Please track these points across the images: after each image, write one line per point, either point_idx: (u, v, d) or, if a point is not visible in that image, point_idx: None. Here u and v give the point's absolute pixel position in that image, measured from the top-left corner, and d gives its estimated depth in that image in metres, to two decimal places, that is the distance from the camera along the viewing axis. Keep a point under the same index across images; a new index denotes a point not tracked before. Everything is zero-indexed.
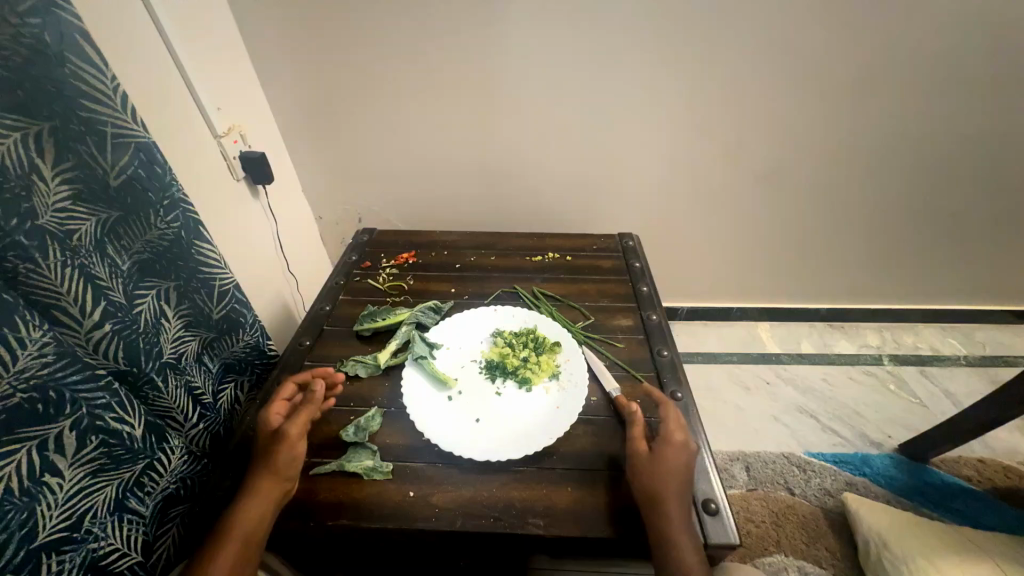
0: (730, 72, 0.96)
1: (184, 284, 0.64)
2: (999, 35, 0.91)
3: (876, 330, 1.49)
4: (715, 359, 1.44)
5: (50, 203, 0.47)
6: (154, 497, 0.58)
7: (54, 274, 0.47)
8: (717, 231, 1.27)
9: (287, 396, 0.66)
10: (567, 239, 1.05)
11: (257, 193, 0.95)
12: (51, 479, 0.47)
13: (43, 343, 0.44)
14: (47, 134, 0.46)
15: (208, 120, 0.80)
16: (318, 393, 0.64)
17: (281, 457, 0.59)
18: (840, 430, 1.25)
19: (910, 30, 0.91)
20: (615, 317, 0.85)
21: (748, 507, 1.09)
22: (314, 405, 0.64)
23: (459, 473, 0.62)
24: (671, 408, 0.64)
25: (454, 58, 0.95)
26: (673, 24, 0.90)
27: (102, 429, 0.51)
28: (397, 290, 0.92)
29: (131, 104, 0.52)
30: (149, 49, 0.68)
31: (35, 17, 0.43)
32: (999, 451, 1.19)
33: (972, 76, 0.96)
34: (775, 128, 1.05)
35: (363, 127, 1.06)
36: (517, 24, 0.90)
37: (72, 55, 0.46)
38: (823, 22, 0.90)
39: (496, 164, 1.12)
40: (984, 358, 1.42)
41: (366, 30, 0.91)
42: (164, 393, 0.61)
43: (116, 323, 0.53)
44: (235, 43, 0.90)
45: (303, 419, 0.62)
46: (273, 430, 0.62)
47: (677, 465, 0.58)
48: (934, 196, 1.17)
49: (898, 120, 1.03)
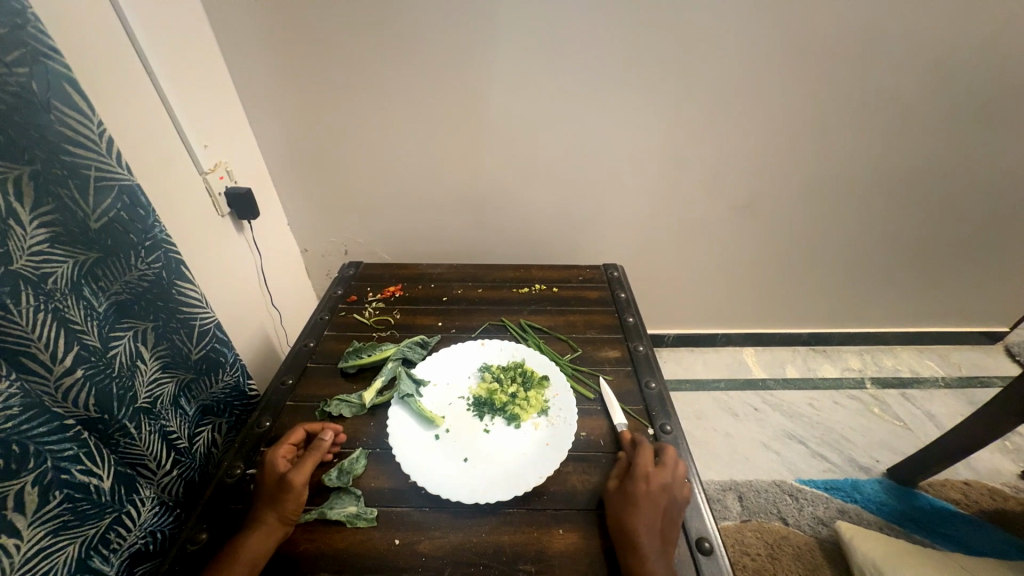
0: (701, 111, 1.02)
1: (163, 325, 0.62)
2: (943, 79, 0.99)
3: (856, 353, 1.53)
4: (703, 386, 1.45)
5: (26, 246, 0.46)
6: (121, 554, 0.55)
7: (25, 320, 0.45)
8: (698, 259, 1.30)
9: (295, 441, 0.64)
10: (552, 270, 1.06)
11: (242, 228, 0.95)
12: (8, 542, 0.44)
13: (9, 394, 0.42)
14: (27, 178, 0.46)
15: (194, 158, 0.80)
16: (328, 441, 0.64)
17: (289, 505, 0.57)
18: (829, 456, 1.25)
19: (863, 74, 0.98)
20: (603, 349, 0.85)
21: (743, 540, 1.07)
22: (321, 454, 0.63)
23: (447, 518, 0.60)
24: (643, 445, 0.65)
25: (440, 97, 0.99)
26: (647, 67, 0.96)
27: (68, 482, 0.48)
28: (383, 324, 0.91)
29: (116, 148, 0.52)
30: (138, 90, 0.69)
31: (23, 67, 0.43)
32: (983, 472, 1.21)
33: (922, 116, 1.04)
34: (746, 162, 1.10)
35: (351, 163, 1.08)
36: (500, 67, 0.95)
37: (57, 102, 0.46)
38: (785, 66, 0.96)
39: (482, 197, 1.14)
40: (960, 380, 1.46)
41: (354, 70, 0.95)
42: (137, 440, 0.58)
43: (89, 369, 0.52)
44: (224, 83, 0.93)
45: (311, 467, 0.60)
46: (278, 475, 0.60)
47: (651, 499, 0.58)
48: (900, 225, 1.24)
49: (860, 155, 1.10)
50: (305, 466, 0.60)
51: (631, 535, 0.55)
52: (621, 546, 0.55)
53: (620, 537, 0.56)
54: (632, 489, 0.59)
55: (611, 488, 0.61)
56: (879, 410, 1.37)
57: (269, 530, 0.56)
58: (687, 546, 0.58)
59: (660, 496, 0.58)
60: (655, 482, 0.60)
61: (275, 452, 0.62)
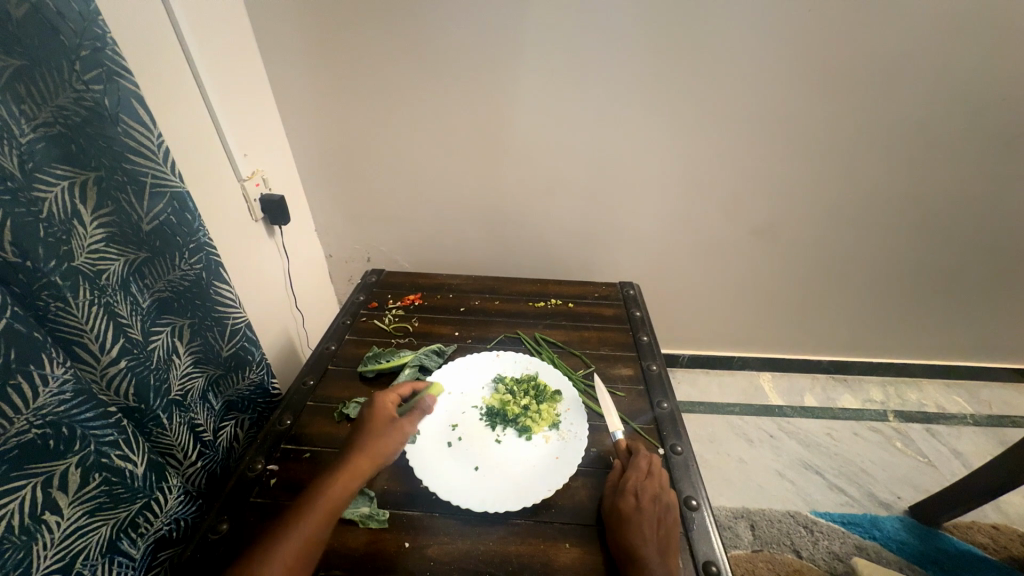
0: (721, 134, 1.03)
1: (198, 322, 0.66)
2: (971, 109, 0.98)
3: (879, 384, 1.49)
4: (717, 410, 1.42)
5: (86, 244, 0.50)
6: (147, 539, 0.58)
7: (80, 312, 0.49)
8: (715, 281, 1.29)
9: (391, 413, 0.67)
10: (568, 286, 1.07)
11: (273, 233, 0.99)
12: (50, 517, 0.47)
13: (63, 379, 0.45)
14: (91, 183, 0.51)
15: (234, 166, 0.86)
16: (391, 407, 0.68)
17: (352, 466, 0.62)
18: (848, 489, 1.21)
19: (887, 103, 0.98)
20: (615, 366, 0.86)
21: (754, 570, 1.04)
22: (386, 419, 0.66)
23: (457, 524, 0.61)
24: (642, 457, 0.66)
25: (467, 115, 1.03)
26: (668, 90, 0.98)
27: (106, 466, 0.51)
28: (402, 331, 0.94)
29: (172, 158, 0.56)
30: (190, 102, 0.74)
31: (98, 84, 0.47)
32: (1014, 517, 1.15)
33: (949, 147, 1.03)
34: (766, 185, 1.10)
35: (380, 174, 1.13)
36: (527, 88, 0.99)
37: (125, 116, 0.50)
38: (807, 93, 0.98)
39: (502, 212, 1.17)
40: (992, 418, 1.40)
41: (387, 87, 1.00)
42: (167, 429, 0.61)
43: (131, 360, 0.55)
44: (265, 96, 0.99)
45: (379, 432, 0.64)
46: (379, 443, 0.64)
47: (648, 509, 0.59)
48: (928, 254, 1.21)
49: (884, 182, 1.09)
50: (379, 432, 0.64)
51: (634, 548, 0.56)
52: (622, 560, 0.56)
53: (621, 549, 0.56)
54: (627, 501, 0.60)
55: (612, 501, 0.61)
56: (901, 445, 1.32)
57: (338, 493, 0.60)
58: (694, 570, 0.58)
59: (655, 502, 0.60)
60: (651, 490, 0.61)
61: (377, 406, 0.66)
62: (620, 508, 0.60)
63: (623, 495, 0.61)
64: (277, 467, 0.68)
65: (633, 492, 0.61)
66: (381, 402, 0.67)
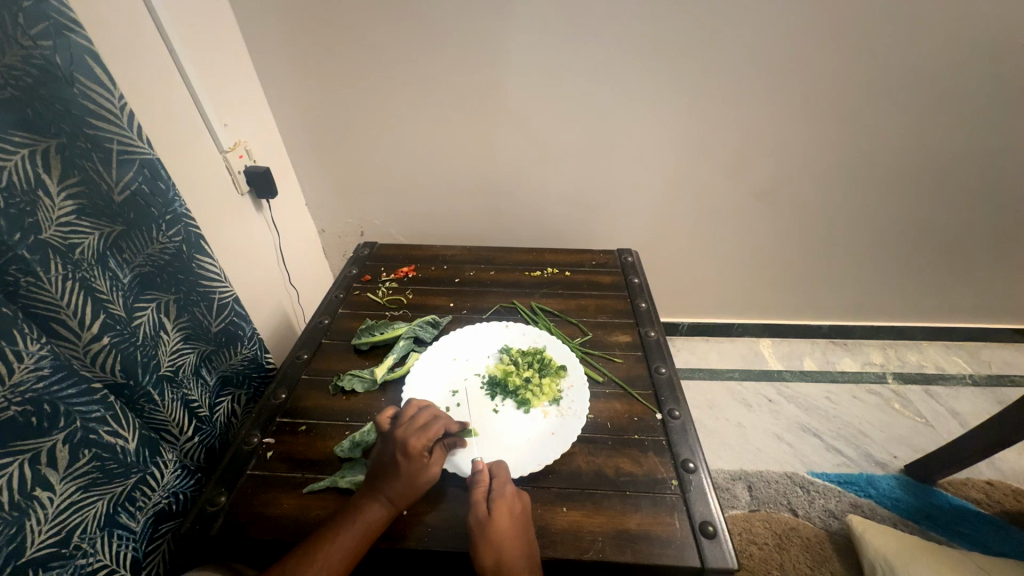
0: (725, 92, 0.98)
1: (184, 298, 0.64)
2: (994, 57, 0.92)
3: (879, 347, 1.49)
4: (716, 375, 1.43)
5: (54, 217, 0.48)
6: (146, 513, 0.59)
7: (54, 287, 0.47)
8: (716, 246, 1.27)
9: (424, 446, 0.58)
10: (565, 254, 1.05)
11: (261, 207, 0.96)
12: (42, 494, 0.47)
13: (40, 356, 0.45)
14: (55, 151, 0.48)
15: (214, 136, 0.81)
16: (418, 436, 0.58)
17: (373, 495, 0.56)
18: (844, 450, 1.22)
19: (903, 53, 0.92)
20: (613, 334, 0.85)
21: (750, 529, 1.07)
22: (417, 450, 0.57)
23: (454, 494, 0.61)
24: (502, 465, 0.62)
25: (456, 77, 0.97)
26: (670, 45, 0.92)
27: (95, 442, 0.51)
28: (396, 304, 0.93)
29: (137, 122, 0.53)
30: (160, 68, 0.70)
31: (46, 40, 0.44)
32: (1008, 474, 1.17)
33: (964, 100, 0.98)
34: (770, 145, 1.06)
35: (368, 144, 1.08)
36: (520, 45, 0.93)
37: (80, 75, 0.47)
38: (818, 45, 0.92)
39: (496, 180, 1.13)
40: (991, 377, 1.40)
41: (370, 49, 0.94)
42: (160, 406, 0.61)
43: (115, 336, 0.54)
44: (243, 60, 0.93)
45: (412, 465, 0.57)
46: (411, 475, 0.57)
47: (512, 523, 0.55)
48: (937, 213, 1.17)
49: (895, 139, 1.04)
50: (414, 465, 0.57)
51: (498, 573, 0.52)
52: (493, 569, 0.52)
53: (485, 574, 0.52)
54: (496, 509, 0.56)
55: (475, 517, 0.56)
56: (899, 406, 1.33)
57: (362, 519, 0.55)
58: (690, 529, 0.58)
59: (516, 512, 0.56)
60: (513, 502, 0.57)
61: (411, 442, 0.58)
62: (480, 529, 0.55)
63: (484, 513, 0.56)
64: (273, 440, 0.68)
65: (495, 506, 0.56)
66: (413, 453, 0.57)
